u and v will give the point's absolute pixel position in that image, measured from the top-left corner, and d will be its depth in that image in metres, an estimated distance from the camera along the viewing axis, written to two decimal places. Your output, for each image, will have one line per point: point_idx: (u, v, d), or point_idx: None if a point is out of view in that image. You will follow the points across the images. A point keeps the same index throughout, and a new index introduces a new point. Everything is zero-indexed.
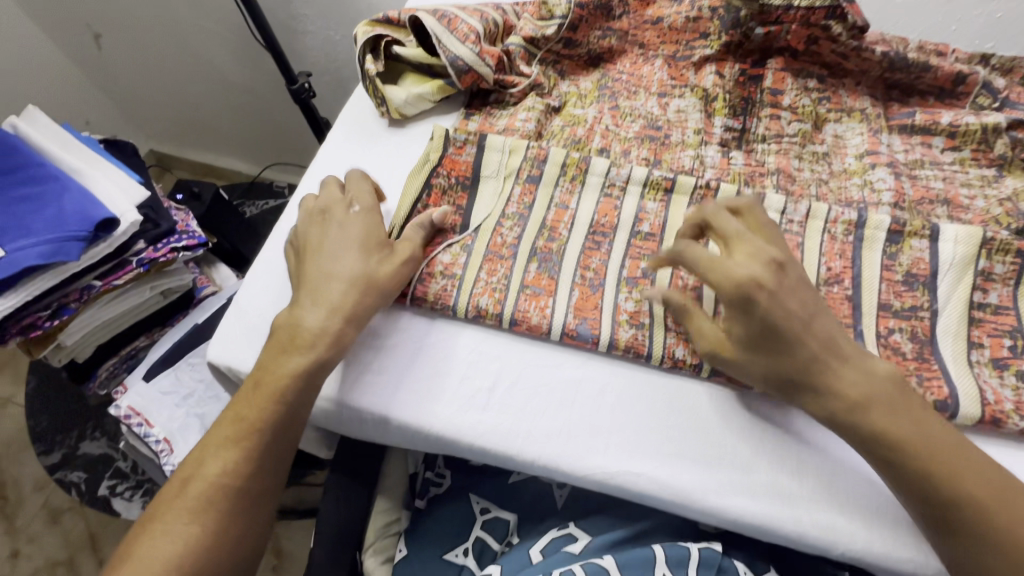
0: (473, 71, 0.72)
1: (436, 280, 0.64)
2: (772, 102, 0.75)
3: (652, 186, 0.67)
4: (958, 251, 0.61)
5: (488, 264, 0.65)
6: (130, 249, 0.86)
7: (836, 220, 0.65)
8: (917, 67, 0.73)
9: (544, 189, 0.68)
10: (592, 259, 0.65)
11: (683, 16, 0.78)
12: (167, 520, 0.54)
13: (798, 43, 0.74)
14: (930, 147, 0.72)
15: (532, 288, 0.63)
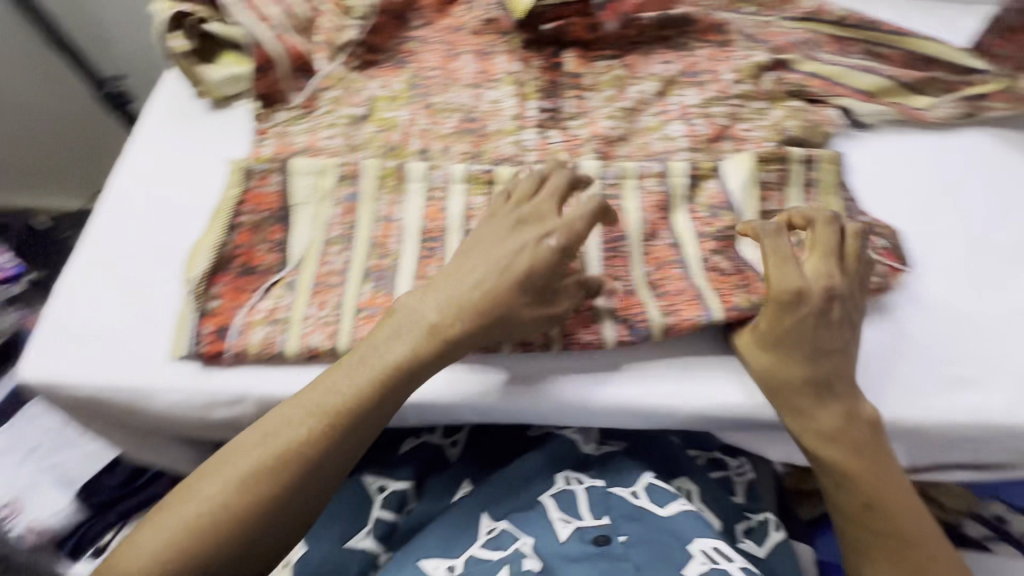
0: (263, 48, 0.69)
1: (258, 329, 0.59)
2: (575, 84, 0.77)
3: (475, 181, 0.67)
4: (739, 176, 0.68)
5: (318, 295, 0.60)
6: None
7: (646, 175, 0.69)
8: (681, 23, 0.82)
9: (366, 205, 0.65)
10: (429, 267, 0.62)
11: (479, 20, 0.81)
12: (223, 471, 0.50)
13: (584, 33, 0.79)
14: (722, 82, 0.77)
15: (368, 309, 0.60)
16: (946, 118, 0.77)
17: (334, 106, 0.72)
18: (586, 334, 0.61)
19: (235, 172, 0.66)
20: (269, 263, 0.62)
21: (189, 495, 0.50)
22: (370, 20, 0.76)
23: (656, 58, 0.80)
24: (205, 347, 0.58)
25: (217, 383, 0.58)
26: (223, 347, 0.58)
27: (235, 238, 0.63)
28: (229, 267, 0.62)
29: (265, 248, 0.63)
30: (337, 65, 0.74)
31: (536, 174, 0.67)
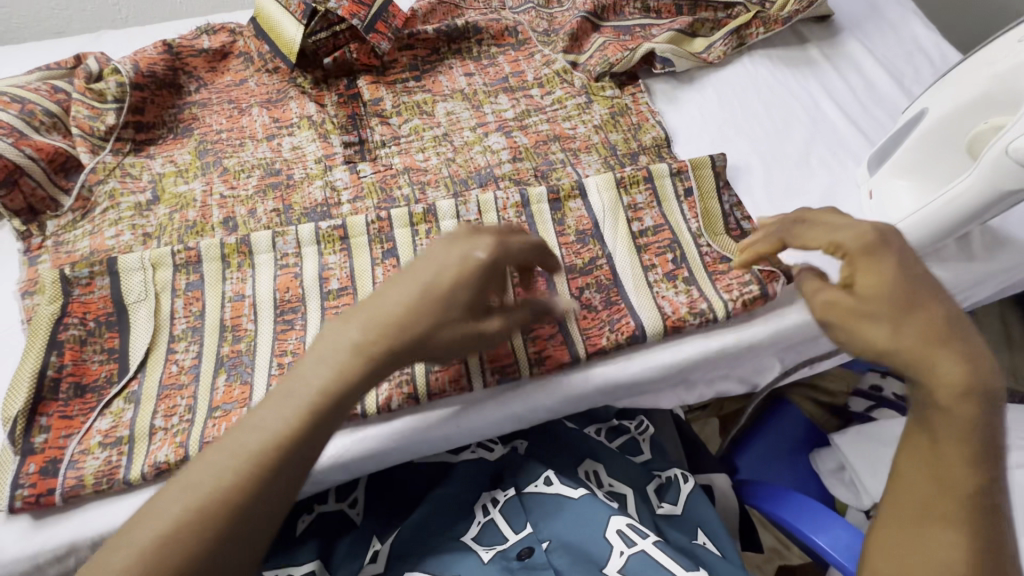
0: (6, 160, 0.62)
1: (93, 455, 0.52)
2: (376, 111, 0.75)
3: (327, 240, 0.64)
4: (604, 198, 0.68)
5: (164, 402, 0.55)
6: None
7: (505, 207, 0.67)
8: (471, 33, 0.82)
9: (212, 287, 0.61)
10: (288, 341, 0.58)
11: (261, 73, 0.77)
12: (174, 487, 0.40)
13: (369, 59, 0.77)
14: (532, 98, 0.78)
15: (222, 407, 0.54)
16: (724, 56, 0.82)
17: (114, 200, 0.65)
18: (452, 386, 0.58)
19: (51, 284, 0.58)
20: (107, 375, 0.56)
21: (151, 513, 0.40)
22: (128, 98, 0.69)
23: (456, 71, 0.80)
24: (25, 492, 0.50)
25: (53, 530, 0.51)
26: (53, 486, 0.51)
27: (57, 359, 0.55)
28: (58, 394, 0.55)
29: (98, 361, 0.57)
30: (104, 155, 0.67)
31: (391, 222, 0.64)
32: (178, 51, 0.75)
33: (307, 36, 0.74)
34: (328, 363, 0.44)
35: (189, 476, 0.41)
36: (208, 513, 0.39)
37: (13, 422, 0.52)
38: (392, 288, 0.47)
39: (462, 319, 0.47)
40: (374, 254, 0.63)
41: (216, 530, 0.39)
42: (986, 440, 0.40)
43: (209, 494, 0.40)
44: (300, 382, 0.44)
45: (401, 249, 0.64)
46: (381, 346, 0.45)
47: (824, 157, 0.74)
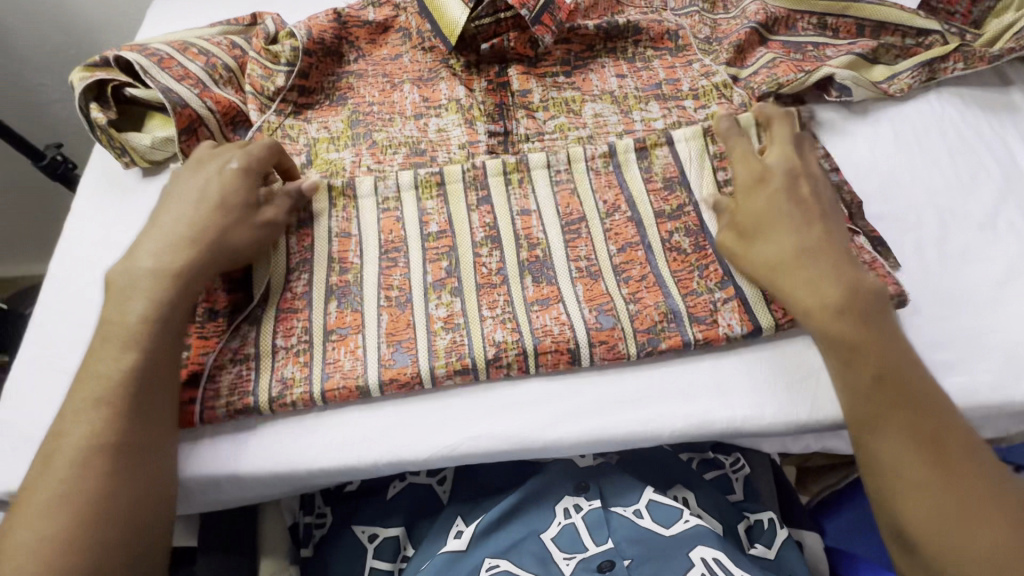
0: (190, 107, 0.65)
1: (227, 369, 0.56)
2: (524, 103, 0.74)
3: (425, 185, 0.65)
4: (690, 147, 0.67)
5: (283, 322, 0.58)
6: None
7: (594, 155, 0.67)
8: (630, 32, 0.79)
9: (319, 224, 0.63)
10: (393, 277, 0.60)
11: (417, 50, 0.78)
12: (69, 418, 0.48)
13: (525, 50, 0.76)
14: (684, 109, 0.74)
15: (338, 331, 0.57)
16: (908, 88, 0.74)
17: None
18: (556, 324, 0.58)
19: None
20: (233, 301, 0.59)
21: (63, 447, 0.47)
22: (299, 62, 0.72)
23: (609, 71, 0.77)
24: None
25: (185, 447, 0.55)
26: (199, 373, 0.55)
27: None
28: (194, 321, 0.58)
29: (222, 288, 0.59)
30: (270, 114, 0.71)
31: (484, 171, 0.65)
32: (345, 20, 0.77)
33: (471, 20, 0.75)
34: (114, 355, 0.50)
35: (76, 409, 0.48)
36: (92, 460, 0.46)
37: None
38: (177, 207, 0.57)
39: (241, 218, 0.57)
40: (473, 219, 0.63)
41: (107, 469, 0.47)
42: (903, 365, 0.51)
43: (92, 435, 0.47)
44: (119, 320, 0.51)
45: (506, 254, 0.62)
46: (181, 263, 0.53)
47: (1014, 222, 0.65)
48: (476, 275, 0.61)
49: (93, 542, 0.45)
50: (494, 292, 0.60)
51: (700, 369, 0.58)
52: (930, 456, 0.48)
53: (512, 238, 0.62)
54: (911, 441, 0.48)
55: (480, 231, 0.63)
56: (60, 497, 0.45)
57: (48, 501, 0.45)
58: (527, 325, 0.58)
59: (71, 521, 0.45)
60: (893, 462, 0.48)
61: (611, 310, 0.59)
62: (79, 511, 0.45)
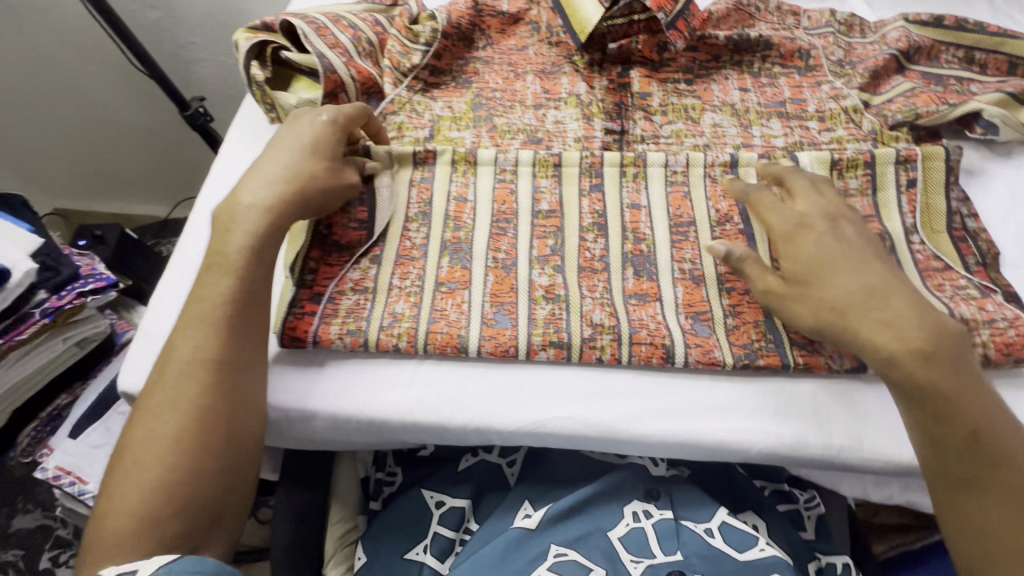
0: (336, 73, 0.71)
1: (347, 296, 0.60)
2: (642, 105, 0.75)
3: (543, 165, 0.66)
4: (815, 176, 0.66)
5: (400, 267, 0.62)
6: (30, 301, 0.82)
7: (716, 164, 0.66)
8: (760, 47, 0.78)
9: (440, 185, 0.66)
10: (501, 243, 0.63)
11: (544, 43, 0.80)
12: (180, 333, 0.54)
13: (651, 54, 0.77)
14: (807, 130, 0.73)
15: (447, 284, 0.61)
16: None
17: (400, 131, 0.73)
18: (652, 321, 0.58)
19: None
20: (357, 239, 0.63)
21: (173, 359, 0.53)
22: (436, 43, 0.76)
23: (732, 83, 0.77)
24: (296, 310, 0.59)
25: (300, 364, 0.59)
26: (315, 310, 0.59)
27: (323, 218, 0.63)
28: (324, 249, 0.63)
29: (351, 226, 0.63)
30: (402, 88, 0.75)
31: (602, 159, 0.66)
32: (481, 9, 0.80)
33: (603, 20, 0.76)
34: (220, 279, 0.55)
35: (184, 326, 0.54)
36: (195, 371, 0.52)
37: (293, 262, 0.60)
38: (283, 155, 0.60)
39: (332, 169, 0.61)
40: (583, 205, 0.65)
41: (207, 381, 0.52)
42: (999, 428, 0.48)
43: (195, 353, 0.52)
44: (222, 249, 0.56)
45: (611, 243, 0.63)
46: (278, 201, 0.57)
47: None
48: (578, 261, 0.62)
49: (196, 442, 0.50)
50: (594, 277, 0.61)
51: (797, 393, 0.57)
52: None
53: (618, 233, 0.63)
54: (1009, 506, 0.46)
55: (588, 216, 0.64)
56: (172, 399, 0.51)
57: (159, 409, 0.51)
58: (625, 314, 0.59)
59: (178, 424, 0.50)
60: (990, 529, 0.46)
61: (708, 321, 0.59)
62: (188, 416, 0.50)
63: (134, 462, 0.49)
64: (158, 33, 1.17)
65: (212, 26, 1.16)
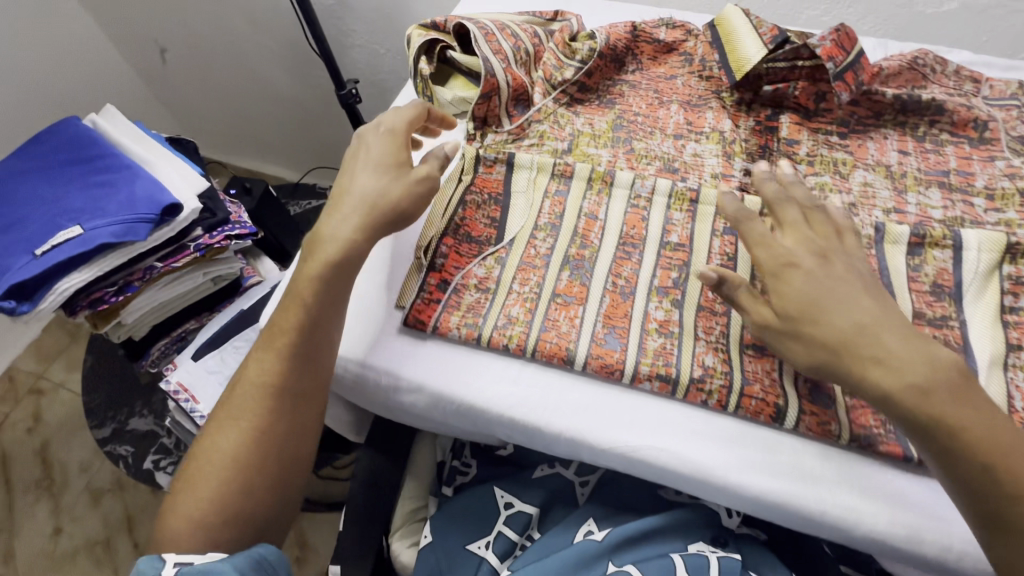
0: (494, 77, 0.74)
1: (470, 292, 0.64)
2: (788, 152, 0.73)
3: (678, 197, 0.69)
4: (982, 258, 0.61)
5: (521, 273, 0.65)
6: (189, 235, 0.93)
7: (859, 234, 0.65)
8: (930, 110, 0.73)
9: (573, 200, 0.70)
10: (623, 268, 0.65)
11: (695, 76, 0.80)
12: (258, 348, 0.62)
13: (807, 101, 0.75)
14: (971, 206, 0.67)
15: (563, 296, 0.63)
16: None
17: (541, 140, 0.77)
18: (768, 377, 0.57)
19: (470, 159, 0.73)
20: (487, 236, 0.68)
21: (249, 375, 0.61)
22: (591, 62, 0.78)
23: (890, 143, 0.73)
24: (426, 294, 0.64)
25: (412, 343, 0.63)
26: (441, 298, 0.64)
27: (461, 212, 0.69)
28: (455, 234, 0.68)
29: (483, 223, 0.69)
30: (549, 99, 0.79)
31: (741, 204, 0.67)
32: (639, 34, 0.82)
33: (765, 60, 0.74)
34: (291, 311, 0.60)
35: (263, 340, 0.62)
36: (261, 395, 0.59)
37: (427, 244, 0.67)
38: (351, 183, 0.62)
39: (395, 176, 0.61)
40: (714, 245, 0.66)
41: (268, 403, 0.59)
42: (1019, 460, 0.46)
43: (265, 376, 0.60)
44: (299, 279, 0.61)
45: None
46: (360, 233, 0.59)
47: None
48: (698, 295, 0.62)
49: (256, 465, 0.58)
50: (712, 319, 0.61)
51: (919, 484, 0.53)
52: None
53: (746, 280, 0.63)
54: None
55: (716, 257, 0.65)
56: (242, 412, 0.59)
57: (231, 427, 0.59)
58: (740, 364, 0.57)
59: (241, 439, 0.58)
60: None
61: (830, 389, 0.55)
62: (250, 432, 0.58)
63: (208, 462, 0.59)
64: (328, 17, 1.30)
65: (374, 17, 1.26)
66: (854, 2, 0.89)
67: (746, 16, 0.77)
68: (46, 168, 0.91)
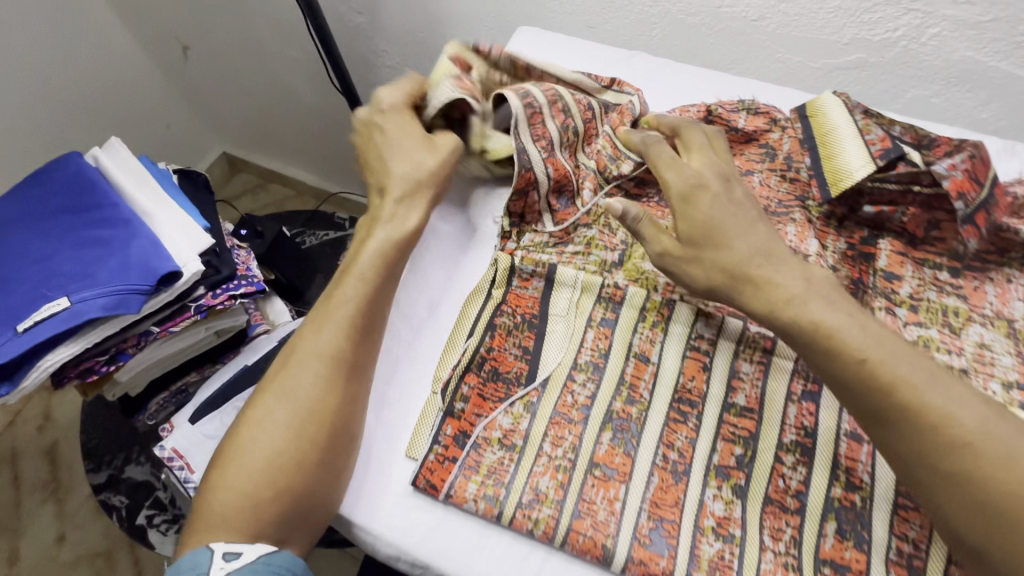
0: (530, 173, 0.64)
1: (492, 449, 0.54)
2: (886, 290, 0.61)
3: (748, 344, 0.58)
4: None
5: (554, 428, 0.55)
6: (190, 295, 0.85)
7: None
8: None
9: (621, 333, 0.60)
10: (677, 436, 0.54)
11: (778, 176, 0.67)
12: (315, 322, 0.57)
13: (915, 228, 0.62)
14: None
15: (602, 468, 0.53)
16: None
17: (587, 247, 0.65)
18: None
19: (502, 269, 0.63)
20: (517, 372, 0.58)
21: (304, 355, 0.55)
22: None
23: (1016, 289, 0.60)
24: (438, 450, 0.54)
25: (421, 509, 0.54)
26: (456, 456, 0.54)
27: (488, 340, 0.59)
28: (478, 369, 0.58)
29: (514, 354, 0.59)
30: (600, 197, 0.67)
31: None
32: (713, 121, 0.69)
33: (871, 178, 0.61)
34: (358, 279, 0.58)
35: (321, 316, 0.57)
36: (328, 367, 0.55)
37: (447, 383, 0.57)
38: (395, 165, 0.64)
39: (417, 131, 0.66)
40: (788, 414, 0.55)
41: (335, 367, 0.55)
42: (893, 357, 0.48)
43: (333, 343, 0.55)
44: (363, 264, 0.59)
45: (814, 478, 0.52)
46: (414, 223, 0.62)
47: None
48: (765, 481, 0.52)
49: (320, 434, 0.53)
50: (780, 519, 0.51)
51: None
52: (957, 447, 0.45)
53: (826, 467, 0.53)
54: (932, 434, 0.45)
55: (791, 430, 0.54)
56: (296, 387, 0.54)
57: (290, 399, 0.53)
58: None
59: (303, 409, 0.53)
60: (922, 456, 0.46)
61: None
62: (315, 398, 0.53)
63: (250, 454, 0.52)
64: (356, 35, 1.17)
65: (406, 41, 1.14)
66: (977, 87, 0.74)
67: (849, 113, 0.64)
68: (41, 215, 0.84)
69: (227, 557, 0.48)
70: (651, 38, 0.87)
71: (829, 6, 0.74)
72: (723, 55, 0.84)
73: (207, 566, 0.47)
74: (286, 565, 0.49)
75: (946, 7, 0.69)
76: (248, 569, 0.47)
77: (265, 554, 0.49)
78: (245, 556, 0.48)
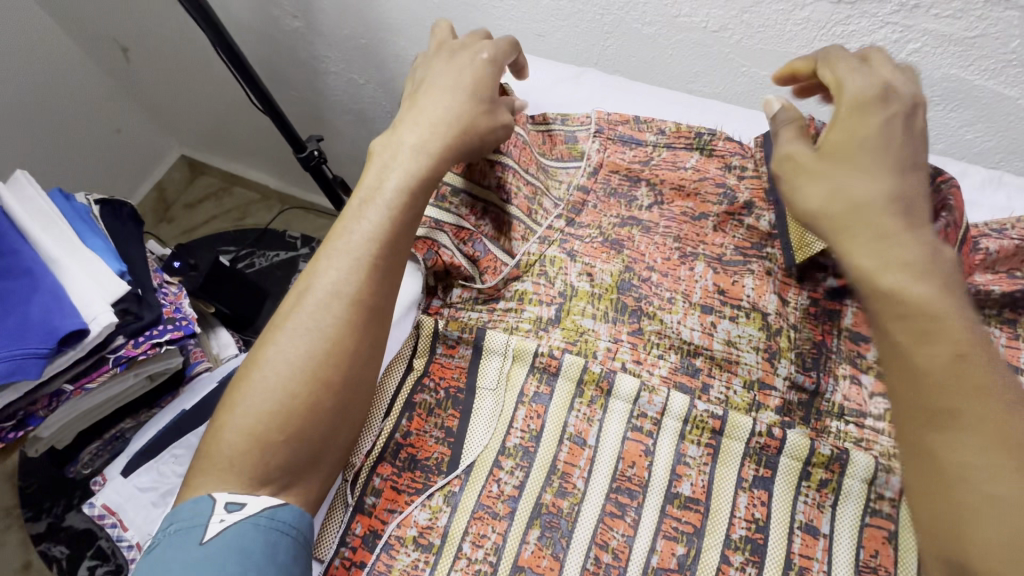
0: (426, 238, 0.60)
1: (405, 550, 0.49)
2: (850, 353, 0.55)
3: (695, 425, 0.52)
4: None
5: (476, 524, 0.49)
6: (108, 346, 0.77)
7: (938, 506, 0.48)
8: None
9: (556, 411, 0.53)
10: (612, 533, 0.48)
11: (735, 221, 0.60)
12: (318, 285, 0.49)
13: None
14: None
15: (527, 573, 0.47)
16: None
17: (520, 303, 0.59)
18: None
19: (426, 334, 0.57)
20: (438, 458, 0.52)
21: (303, 323, 0.48)
22: (572, 198, 0.63)
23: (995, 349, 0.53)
24: (345, 553, 0.49)
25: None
26: (365, 560, 0.49)
27: (406, 423, 0.53)
28: (395, 458, 0.52)
29: (434, 437, 0.53)
30: (532, 243, 0.61)
31: (781, 444, 0.50)
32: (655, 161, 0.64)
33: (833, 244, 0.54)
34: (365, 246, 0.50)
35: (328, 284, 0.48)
36: (337, 344, 0.47)
37: (357, 474, 0.51)
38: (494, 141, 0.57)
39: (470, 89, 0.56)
40: (738, 504, 0.49)
41: (341, 348, 0.48)
42: (994, 364, 0.36)
43: (340, 314, 0.48)
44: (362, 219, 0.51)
45: None
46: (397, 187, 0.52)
47: None
48: None
49: (318, 420, 0.46)
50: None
51: None
52: (1012, 468, 0.33)
53: (777, 568, 0.47)
54: (991, 445, 0.34)
55: (740, 525, 0.48)
56: (298, 355, 0.47)
57: (275, 366, 0.47)
58: None
59: (299, 387, 0.46)
60: (965, 471, 0.34)
61: None
62: (315, 375, 0.46)
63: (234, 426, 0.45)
64: (294, 41, 1.07)
65: (348, 46, 1.03)
66: (961, 106, 0.66)
67: None
68: None
69: (228, 508, 0.43)
70: (606, 48, 0.79)
71: (798, 17, 0.65)
72: (683, 68, 0.76)
73: (207, 516, 0.42)
74: (289, 518, 0.44)
75: (925, 20, 0.60)
76: (251, 522, 0.42)
77: (268, 507, 0.43)
78: (248, 508, 0.43)
